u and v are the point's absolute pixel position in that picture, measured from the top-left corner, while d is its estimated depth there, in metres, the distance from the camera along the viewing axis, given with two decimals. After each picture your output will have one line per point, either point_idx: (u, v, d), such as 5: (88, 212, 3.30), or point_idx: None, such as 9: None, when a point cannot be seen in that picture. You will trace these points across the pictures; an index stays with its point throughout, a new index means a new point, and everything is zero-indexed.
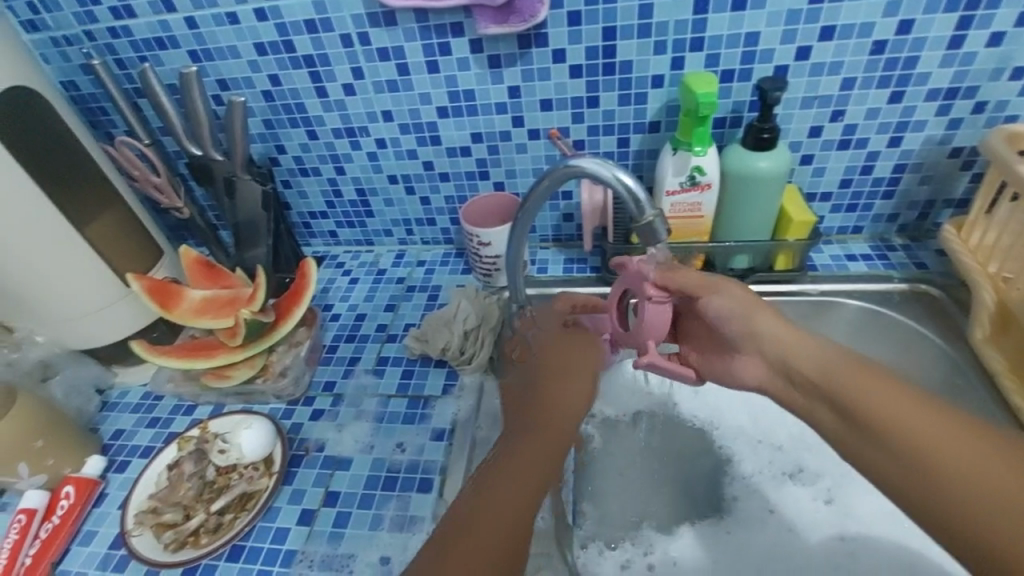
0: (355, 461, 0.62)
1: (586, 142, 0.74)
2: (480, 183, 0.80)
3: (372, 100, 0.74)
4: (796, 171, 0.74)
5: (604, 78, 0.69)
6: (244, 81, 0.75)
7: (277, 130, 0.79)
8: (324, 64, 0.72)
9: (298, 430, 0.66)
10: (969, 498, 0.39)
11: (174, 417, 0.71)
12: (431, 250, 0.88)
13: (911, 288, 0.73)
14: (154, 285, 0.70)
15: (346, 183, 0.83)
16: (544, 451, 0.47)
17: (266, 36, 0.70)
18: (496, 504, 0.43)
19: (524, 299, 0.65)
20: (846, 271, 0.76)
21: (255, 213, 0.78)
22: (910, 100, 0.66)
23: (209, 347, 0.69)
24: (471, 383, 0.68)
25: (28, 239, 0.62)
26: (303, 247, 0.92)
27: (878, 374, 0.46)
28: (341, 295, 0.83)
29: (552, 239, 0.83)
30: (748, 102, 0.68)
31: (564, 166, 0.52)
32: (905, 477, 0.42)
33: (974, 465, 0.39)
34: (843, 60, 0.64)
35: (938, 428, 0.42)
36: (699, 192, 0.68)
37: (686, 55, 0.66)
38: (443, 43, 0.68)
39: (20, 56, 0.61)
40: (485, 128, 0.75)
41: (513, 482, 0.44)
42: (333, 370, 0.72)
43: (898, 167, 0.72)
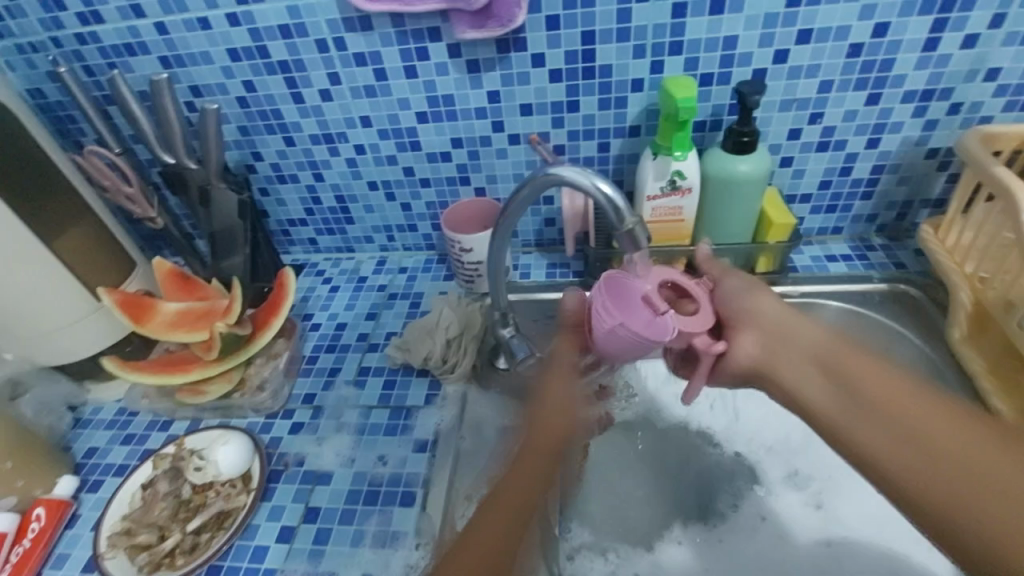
0: (336, 475, 0.61)
1: (567, 146, 0.74)
2: (461, 188, 0.79)
3: (350, 106, 0.73)
4: (776, 174, 0.74)
5: (584, 81, 0.68)
6: (218, 88, 0.73)
7: (253, 137, 0.77)
8: (300, 69, 0.71)
9: (277, 445, 0.65)
10: (972, 496, 0.37)
11: (149, 433, 0.69)
12: (413, 257, 0.87)
13: (891, 288, 0.74)
14: (127, 299, 0.68)
15: (325, 190, 0.82)
16: (536, 476, 0.46)
17: (239, 41, 0.69)
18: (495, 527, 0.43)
19: (505, 304, 0.65)
20: (826, 272, 0.76)
21: (231, 221, 0.76)
22: (887, 102, 0.67)
23: (184, 361, 0.68)
24: (454, 392, 0.67)
25: None
26: (282, 254, 0.90)
27: (883, 371, 0.46)
28: (321, 304, 0.82)
29: (534, 244, 0.83)
30: (728, 105, 0.68)
31: (544, 174, 0.52)
32: (914, 466, 0.41)
33: (977, 451, 0.39)
34: (821, 63, 0.64)
35: (941, 420, 0.41)
36: (680, 196, 0.68)
37: (665, 59, 0.65)
38: (420, 48, 0.67)
39: None
40: (465, 134, 0.74)
41: (507, 504, 0.44)
42: (312, 382, 0.70)
43: (876, 168, 0.72)
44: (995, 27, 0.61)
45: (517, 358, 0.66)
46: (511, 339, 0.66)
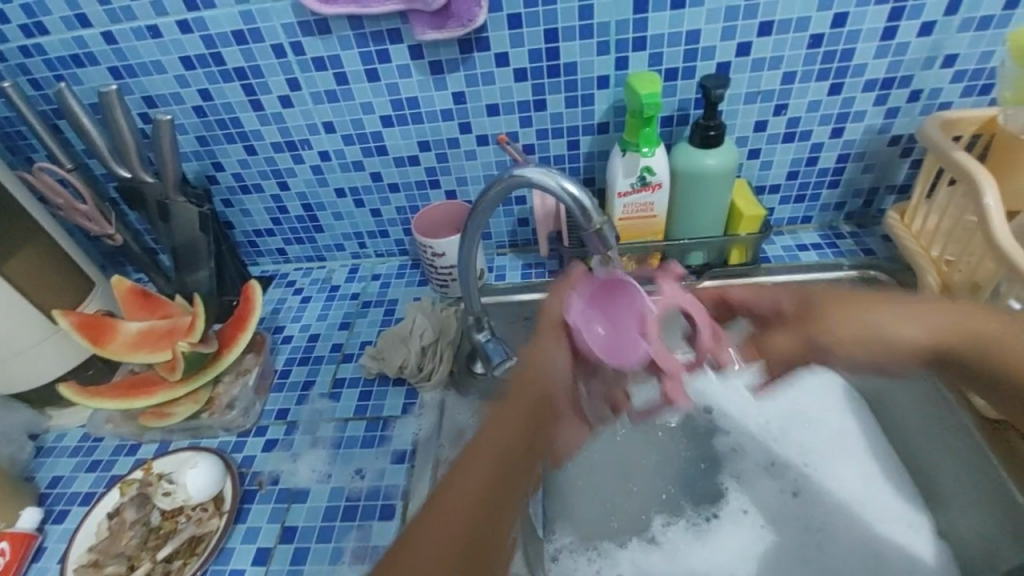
0: (312, 492, 0.60)
1: (536, 145, 0.73)
2: (431, 192, 0.78)
3: (312, 111, 0.71)
4: (744, 166, 0.74)
5: (550, 80, 0.67)
6: (173, 97, 0.71)
7: (212, 147, 0.75)
8: (257, 75, 0.69)
9: (250, 464, 0.63)
10: None
11: (116, 458, 0.66)
12: (386, 263, 0.85)
13: (861, 275, 0.74)
14: (84, 321, 0.65)
15: (291, 199, 0.80)
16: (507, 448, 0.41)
17: (193, 49, 0.67)
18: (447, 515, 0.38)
19: (479, 308, 0.65)
20: (798, 261, 0.77)
21: (193, 235, 0.73)
22: (849, 91, 0.67)
23: (148, 383, 0.66)
24: (431, 400, 0.66)
25: None
26: (251, 266, 0.88)
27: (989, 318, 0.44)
28: (293, 316, 0.80)
29: (508, 245, 0.82)
30: (694, 99, 0.68)
31: (508, 175, 0.51)
32: None
33: None
34: (783, 54, 0.65)
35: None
36: (650, 192, 0.68)
37: (630, 55, 0.65)
38: (381, 50, 0.66)
39: None
40: (432, 136, 0.73)
41: (463, 493, 0.39)
42: (285, 397, 0.68)
43: (841, 157, 0.73)
44: (950, 14, 0.62)
45: (493, 362, 0.65)
46: (486, 344, 0.65)
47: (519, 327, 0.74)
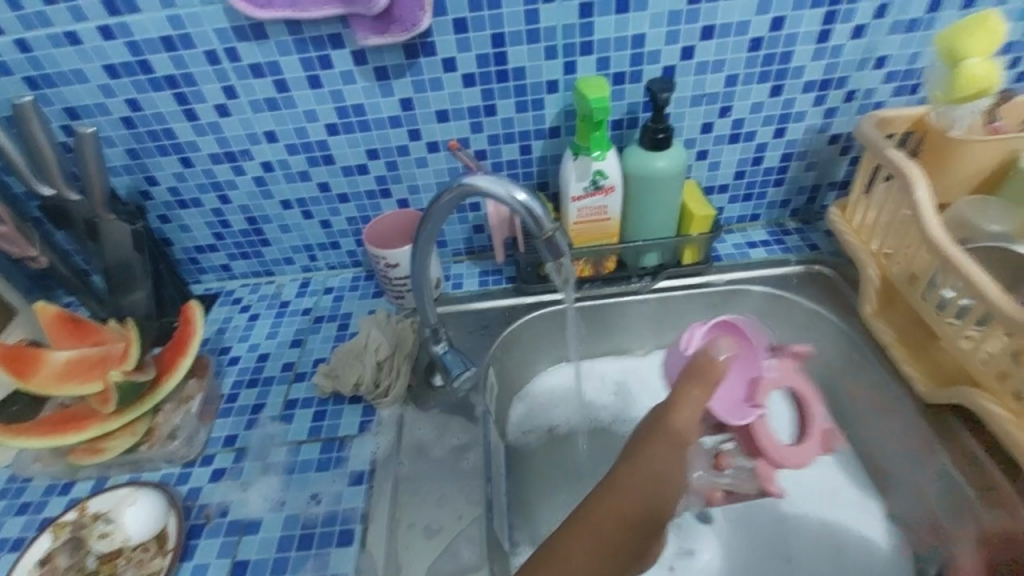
0: (265, 522, 0.57)
1: (488, 151, 0.72)
2: (382, 201, 0.76)
3: (251, 120, 0.68)
4: (693, 167, 0.75)
5: (498, 85, 0.66)
6: (98, 108, 0.66)
7: (144, 160, 0.71)
8: (190, 84, 0.65)
9: (196, 496, 0.59)
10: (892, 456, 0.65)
11: (48, 498, 0.61)
12: (338, 275, 0.83)
13: (808, 269, 0.77)
14: (6, 354, 0.60)
15: (233, 212, 0.76)
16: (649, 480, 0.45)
17: (117, 56, 0.62)
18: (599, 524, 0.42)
19: (434, 320, 0.64)
20: (748, 258, 0.78)
21: (125, 254, 0.68)
22: (790, 93, 0.69)
23: (81, 416, 0.61)
24: (389, 416, 0.64)
25: None
26: (193, 284, 0.83)
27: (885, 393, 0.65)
28: (240, 335, 0.76)
29: (465, 252, 0.80)
30: (642, 102, 0.68)
31: (458, 185, 0.50)
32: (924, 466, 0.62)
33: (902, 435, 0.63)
34: (726, 57, 0.66)
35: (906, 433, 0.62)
36: (603, 195, 0.68)
37: (577, 59, 0.65)
38: (322, 56, 0.63)
39: None
40: (380, 144, 0.71)
41: (617, 511, 0.43)
42: (234, 422, 0.65)
43: (785, 156, 0.75)
44: (879, 17, 0.64)
45: (452, 374, 0.65)
46: (445, 355, 0.65)
47: (477, 335, 0.72)
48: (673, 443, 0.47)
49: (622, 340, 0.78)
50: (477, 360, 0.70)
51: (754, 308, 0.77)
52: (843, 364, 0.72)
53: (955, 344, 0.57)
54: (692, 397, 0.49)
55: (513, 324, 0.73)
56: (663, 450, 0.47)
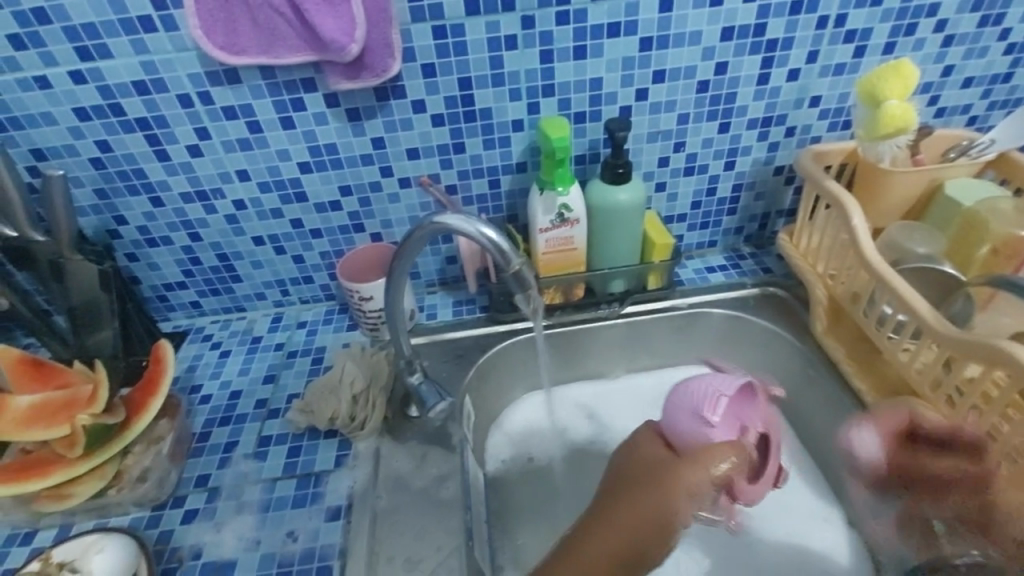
0: (239, 562, 0.56)
1: (458, 186, 0.75)
2: (355, 235, 0.77)
3: (224, 160, 0.69)
4: (652, 199, 0.80)
5: (466, 124, 0.70)
6: (66, 150, 0.66)
7: (113, 200, 0.71)
8: (162, 126, 0.66)
9: (167, 539, 0.58)
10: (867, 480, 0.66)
11: (6, 551, 0.59)
12: (312, 309, 0.83)
13: (763, 291, 0.81)
14: None
15: (205, 250, 0.76)
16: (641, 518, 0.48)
17: (88, 100, 0.63)
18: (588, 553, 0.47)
19: (409, 351, 0.65)
20: (708, 283, 0.83)
21: (91, 294, 0.68)
22: (736, 129, 0.75)
23: (44, 463, 0.59)
24: (366, 449, 0.65)
25: None
26: (161, 322, 0.82)
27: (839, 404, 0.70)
28: (211, 372, 0.75)
29: (438, 283, 0.82)
30: (602, 139, 0.73)
31: (428, 223, 0.52)
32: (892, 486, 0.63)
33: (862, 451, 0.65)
34: (677, 98, 0.71)
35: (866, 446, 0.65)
36: (569, 227, 0.72)
37: (540, 100, 0.69)
38: (295, 99, 0.66)
39: None
40: (353, 181, 0.73)
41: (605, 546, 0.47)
42: (206, 462, 0.64)
43: (736, 187, 0.81)
44: (811, 62, 0.71)
45: (428, 405, 0.66)
46: (420, 386, 0.66)
47: (452, 364, 0.74)
48: (688, 488, 0.49)
49: (593, 364, 0.81)
50: (452, 389, 0.71)
51: (716, 330, 0.81)
52: (801, 380, 0.76)
53: (895, 357, 0.62)
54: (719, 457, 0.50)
55: (487, 352, 0.74)
56: (661, 488, 0.49)
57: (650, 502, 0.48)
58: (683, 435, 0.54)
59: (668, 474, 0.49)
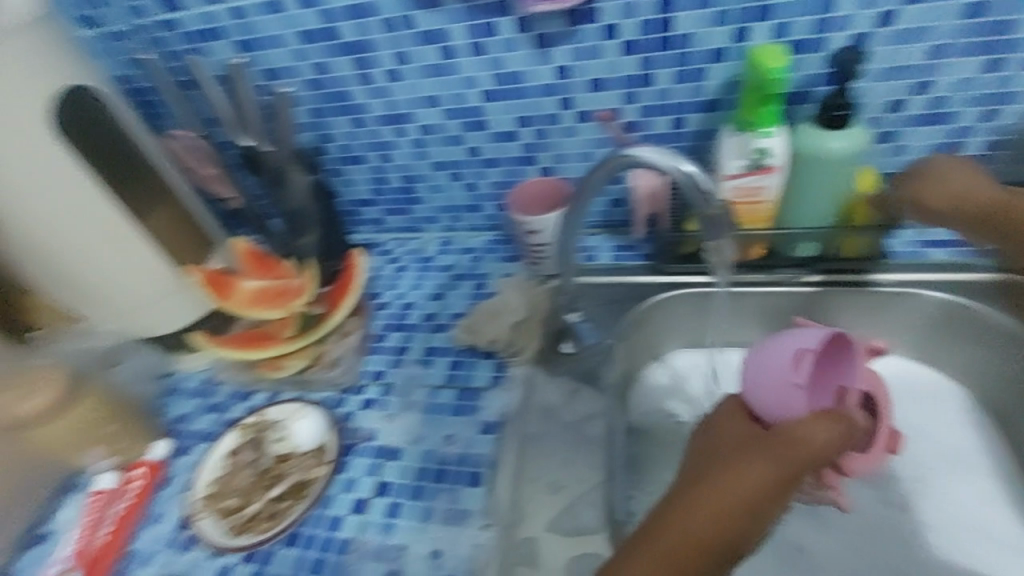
0: (405, 452, 0.63)
1: (640, 122, 0.70)
2: (528, 168, 0.77)
3: (417, 85, 0.73)
4: (872, 150, 0.67)
5: (661, 54, 0.64)
6: (290, 71, 0.75)
7: (323, 118, 0.79)
8: (369, 49, 0.71)
9: (349, 419, 0.67)
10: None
11: (232, 403, 0.73)
12: (478, 237, 0.86)
13: (1003, 277, 0.66)
14: (213, 278, 0.72)
15: (392, 171, 0.82)
16: (731, 488, 0.48)
17: (312, 24, 0.70)
18: (682, 522, 0.47)
19: (573, 288, 0.65)
20: (925, 259, 0.70)
21: (303, 201, 0.77)
22: (1008, 68, 0.60)
23: (264, 337, 0.71)
24: (521, 374, 0.67)
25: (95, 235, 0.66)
26: (350, 234, 0.92)
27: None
28: (389, 284, 0.83)
29: (601, 224, 0.79)
30: (824, 75, 0.62)
31: (620, 155, 0.50)
32: None
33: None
34: (930, 26, 0.58)
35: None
36: (763, 174, 0.63)
37: (752, 27, 0.61)
38: (489, 24, 0.66)
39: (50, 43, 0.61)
40: (533, 112, 0.72)
41: (694, 515, 0.47)
42: (382, 359, 0.72)
43: (990, 143, 0.65)
44: None
45: (590, 342, 0.67)
46: (578, 323, 0.69)
47: (609, 309, 0.72)
48: (773, 462, 0.48)
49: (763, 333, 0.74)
50: (607, 333, 0.70)
51: (922, 318, 0.69)
52: None
53: None
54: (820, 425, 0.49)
55: (646, 301, 0.72)
56: (756, 465, 0.48)
57: (750, 477, 0.48)
58: (767, 396, 0.56)
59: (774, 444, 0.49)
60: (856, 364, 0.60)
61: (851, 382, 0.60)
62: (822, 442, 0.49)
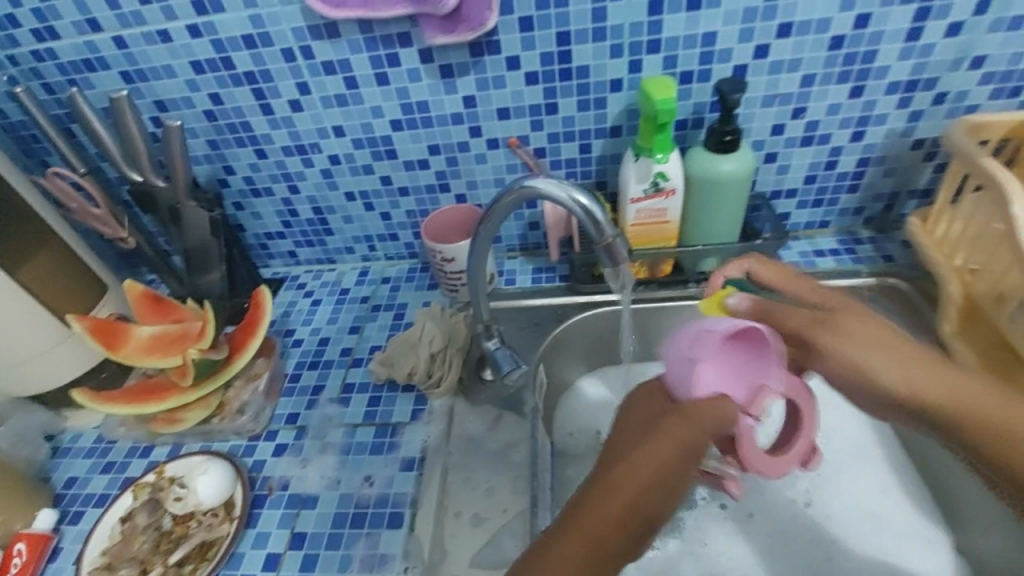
0: (321, 498, 0.60)
1: (548, 149, 0.72)
2: (441, 195, 0.77)
3: (321, 115, 0.71)
4: (760, 170, 0.72)
5: (561, 83, 0.66)
6: (184, 102, 0.71)
7: (223, 151, 0.75)
8: (267, 80, 0.68)
9: (260, 468, 0.63)
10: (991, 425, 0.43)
11: (130, 460, 0.67)
12: (395, 266, 0.85)
13: (880, 282, 0.72)
14: (98, 326, 0.66)
15: (301, 202, 0.80)
16: (642, 477, 0.41)
17: (203, 53, 0.66)
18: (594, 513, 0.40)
19: (486, 316, 0.65)
20: (815, 268, 0.75)
21: (203, 239, 0.73)
22: (871, 94, 0.65)
23: (161, 389, 0.66)
24: (440, 406, 0.66)
25: None
26: (262, 268, 0.88)
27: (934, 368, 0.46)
28: (303, 319, 0.80)
29: (519, 248, 0.81)
30: (709, 102, 0.66)
31: (520, 186, 0.50)
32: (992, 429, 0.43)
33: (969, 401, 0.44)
34: (802, 57, 0.63)
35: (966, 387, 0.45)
36: (664, 197, 0.67)
37: (644, 57, 0.64)
38: (391, 54, 0.65)
39: None
40: (442, 140, 0.72)
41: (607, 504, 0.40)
42: (296, 401, 0.69)
43: (861, 162, 0.71)
44: (978, 15, 0.59)
45: (503, 371, 0.65)
46: (497, 352, 0.66)
47: (529, 333, 0.73)
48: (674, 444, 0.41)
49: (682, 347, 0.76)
50: (527, 357, 0.71)
51: None
52: None
53: None
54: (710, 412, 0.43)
55: (564, 323, 0.73)
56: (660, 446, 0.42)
57: (663, 448, 0.41)
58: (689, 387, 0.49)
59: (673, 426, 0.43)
60: (773, 361, 0.53)
61: (772, 381, 0.53)
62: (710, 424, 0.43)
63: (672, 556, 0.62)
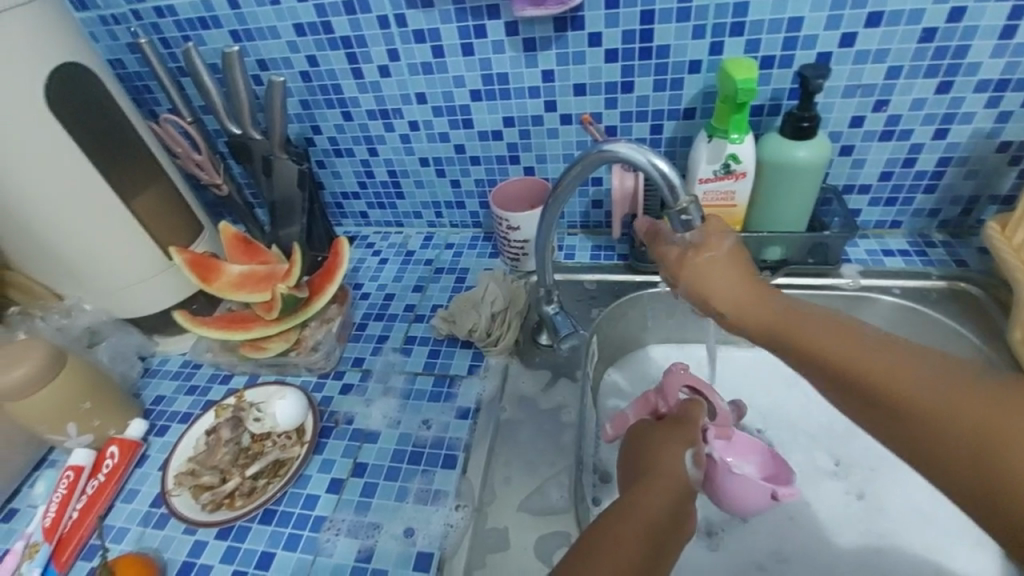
0: (382, 435, 0.64)
1: (619, 128, 0.74)
2: (510, 167, 0.80)
3: (407, 81, 0.75)
4: (834, 162, 0.72)
5: (640, 62, 0.68)
6: (283, 62, 0.76)
7: (314, 111, 0.81)
8: (361, 45, 0.73)
9: (329, 404, 0.68)
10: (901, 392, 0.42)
11: (211, 385, 0.74)
12: (459, 234, 0.90)
13: (950, 286, 0.71)
14: (194, 259, 0.72)
15: (379, 165, 0.85)
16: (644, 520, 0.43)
17: (306, 17, 0.71)
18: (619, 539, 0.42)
19: (551, 281, 0.67)
20: (882, 266, 0.74)
21: (291, 192, 0.79)
22: (959, 90, 0.64)
23: (245, 320, 0.73)
24: (496, 364, 0.70)
25: (85, 223, 0.66)
26: (335, 226, 0.94)
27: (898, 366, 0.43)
28: (371, 275, 0.85)
29: (580, 226, 0.84)
30: (788, 89, 0.67)
31: (598, 151, 0.52)
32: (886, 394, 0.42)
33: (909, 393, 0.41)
34: (890, 48, 0.62)
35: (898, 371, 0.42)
36: (733, 179, 0.67)
37: (725, 40, 0.65)
38: (479, 26, 0.68)
39: (73, 36, 0.63)
40: (517, 113, 0.75)
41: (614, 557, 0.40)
42: (361, 347, 0.74)
43: (942, 161, 0.70)
44: None
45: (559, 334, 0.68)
46: (555, 316, 0.68)
47: (585, 304, 0.76)
48: (675, 444, 0.52)
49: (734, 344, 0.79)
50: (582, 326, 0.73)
51: (880, 319, 0.73)
52: None
53: None
54: (672, 437, 0.53)
55: (620, 298, 0.75)
56: (668, 458, 0.50)
57: (668, 472, 0.48)
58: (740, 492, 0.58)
59: (653, 455, 0.51)
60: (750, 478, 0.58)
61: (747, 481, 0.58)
62: (671, 449, 0.51)
63: (705, 527, 0.64)
